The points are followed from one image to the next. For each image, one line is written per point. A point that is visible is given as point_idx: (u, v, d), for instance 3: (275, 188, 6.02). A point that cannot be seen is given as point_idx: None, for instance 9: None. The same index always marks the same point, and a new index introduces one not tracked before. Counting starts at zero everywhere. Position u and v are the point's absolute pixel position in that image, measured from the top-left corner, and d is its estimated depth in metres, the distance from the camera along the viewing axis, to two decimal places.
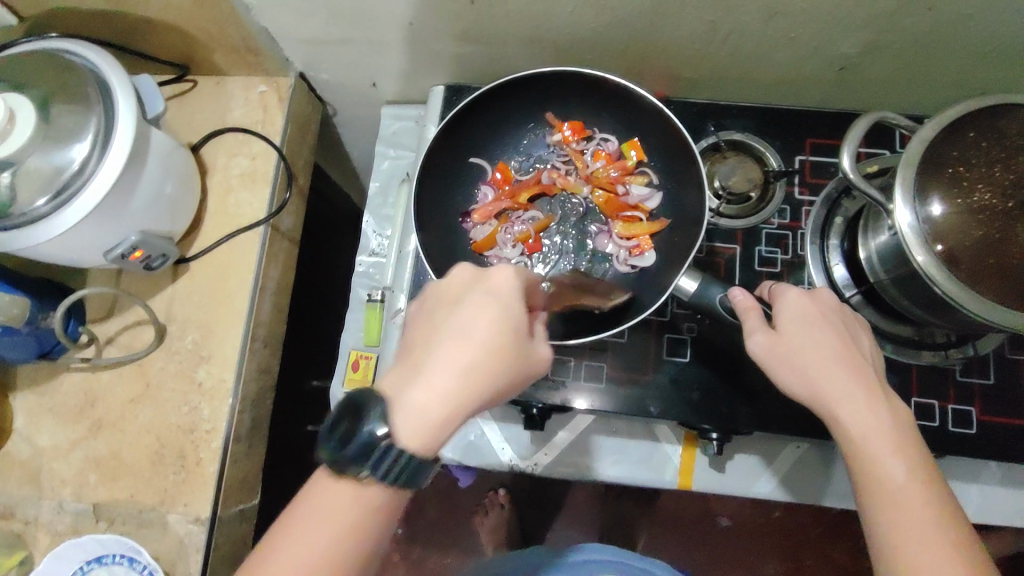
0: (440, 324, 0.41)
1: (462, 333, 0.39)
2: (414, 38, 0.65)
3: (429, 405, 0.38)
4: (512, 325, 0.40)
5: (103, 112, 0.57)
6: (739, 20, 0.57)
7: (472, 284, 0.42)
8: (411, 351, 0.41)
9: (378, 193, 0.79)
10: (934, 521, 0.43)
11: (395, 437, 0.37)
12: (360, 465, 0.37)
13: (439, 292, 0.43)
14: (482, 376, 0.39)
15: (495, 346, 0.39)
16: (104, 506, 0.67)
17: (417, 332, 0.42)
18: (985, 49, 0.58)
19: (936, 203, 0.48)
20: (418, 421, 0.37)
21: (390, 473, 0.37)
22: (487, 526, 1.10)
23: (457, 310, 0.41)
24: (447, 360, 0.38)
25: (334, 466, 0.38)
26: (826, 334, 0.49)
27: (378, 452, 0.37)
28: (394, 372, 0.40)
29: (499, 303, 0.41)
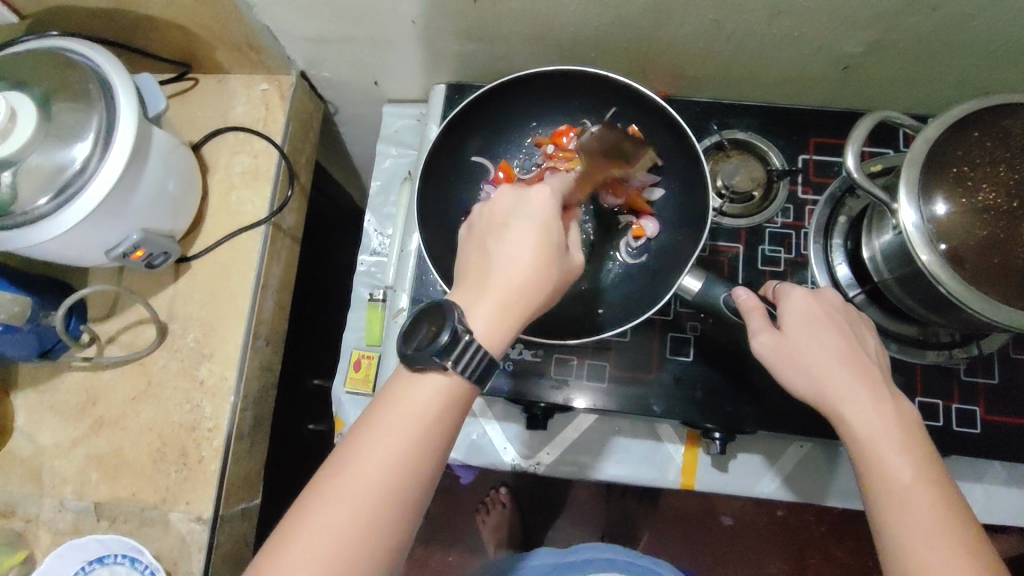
0: (491, 246, 0.46)
1: (512, 252, 0.45)
2: (416, 36, 0.65)
3: (495, 317, 0.44)
4: (554, 242, 0.46)
5: (104, 111, 0.57)
6: (742, 19, 0.57)
7: (514, 208, 0.47)
8: (470, 273, 0.46)
9: (380, 192, 0.79)
10: (942, 522, 0.43)
11: (472, 336, 0.42)
12: (441, 361, 0.42)
13: (484, 218, 0.48)
14: (535, 288, 0.44)
15: (542, 261, 0.45)
16: (105, 505, 0.67)
17: (472, 255, 0.47)
18: (990, 48, 0.58)
19: (940, 202, 0.48)
20: (487, 326, 0.43)
21: (469, 369, 0.42)
22: (488, 525, 1.10)
23: (504, 233, 0.46)
24: (504, 276, 0.44)
25: (412, 364, 0.43)
26: (831, 335, 0.49)
27: (456, 347, 0.42)
28: (461, 291, 0.46)
29: (541, 220, 0.46)
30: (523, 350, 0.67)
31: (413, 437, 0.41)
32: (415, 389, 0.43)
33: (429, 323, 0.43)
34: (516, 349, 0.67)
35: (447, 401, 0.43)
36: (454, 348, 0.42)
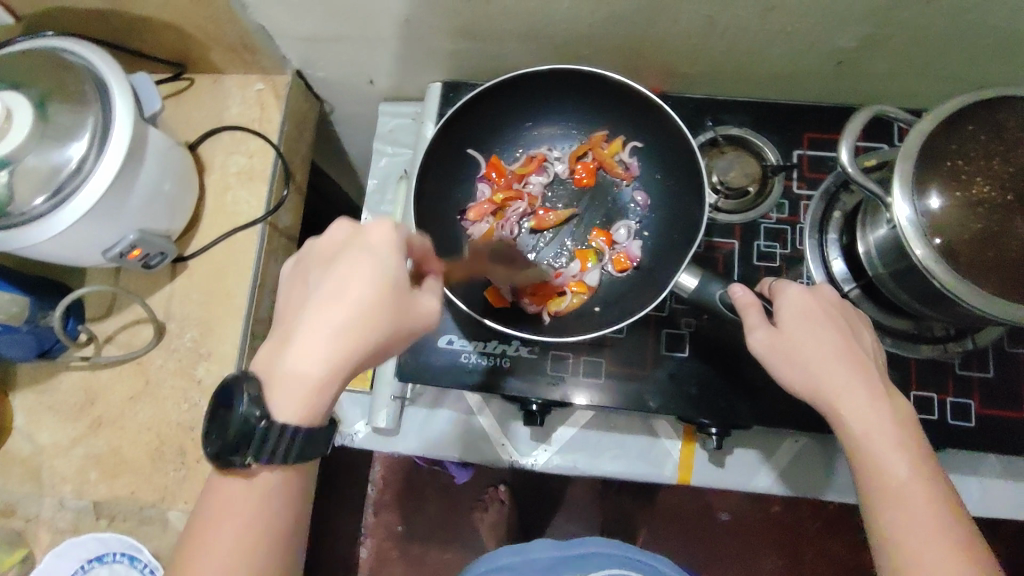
0: (310, 286, 0.44)
1: (333, 293, 0.42)
2: (409, 34, 0.65)
3: (309, 373, 0.42)
4: (386, 279, 0.43)
5: (100, 111, 0.57)
6: (735, 15, 0.57)
7: (345, 242, 0.45)
8: (285, 317, 0.44)
9: (376, 191, 0.79)
10: (937, 518, 0.44)
11: (274, 410, 0.41)
12: (242, 451, 0.42)
13: (317, 250, 0.46)
14: (356, 333, 0.42)
15: (365, 302, 0.42)
16: (105, 504, 0.67)
17: (293, 297, 0.45)
18: (982, 41, 0.58)
19: (935, 196, 0.48)
20: (298, 388, 0.41)
21: (276, 448, 0.42)
22: (487, 522, 1.11)
23: (330, 270, 0.44)
24: (319, 321, 0.42)
25: (218, 465, 0.43)
26: (828, 331, 0.49)
27: (256, 435, 0.41)
28: (269, 344, 0.43)
29: (373, 258, 0.43)
30: (519, 346, 0.67)
31: (252, 510, 0.43)
32: (220, 489, 0.44)
33: (226, 410, 0.42)
34: (512, 345, 0.67)
35: (270, 481, 0.44)
36: (256, 436, 0.41)
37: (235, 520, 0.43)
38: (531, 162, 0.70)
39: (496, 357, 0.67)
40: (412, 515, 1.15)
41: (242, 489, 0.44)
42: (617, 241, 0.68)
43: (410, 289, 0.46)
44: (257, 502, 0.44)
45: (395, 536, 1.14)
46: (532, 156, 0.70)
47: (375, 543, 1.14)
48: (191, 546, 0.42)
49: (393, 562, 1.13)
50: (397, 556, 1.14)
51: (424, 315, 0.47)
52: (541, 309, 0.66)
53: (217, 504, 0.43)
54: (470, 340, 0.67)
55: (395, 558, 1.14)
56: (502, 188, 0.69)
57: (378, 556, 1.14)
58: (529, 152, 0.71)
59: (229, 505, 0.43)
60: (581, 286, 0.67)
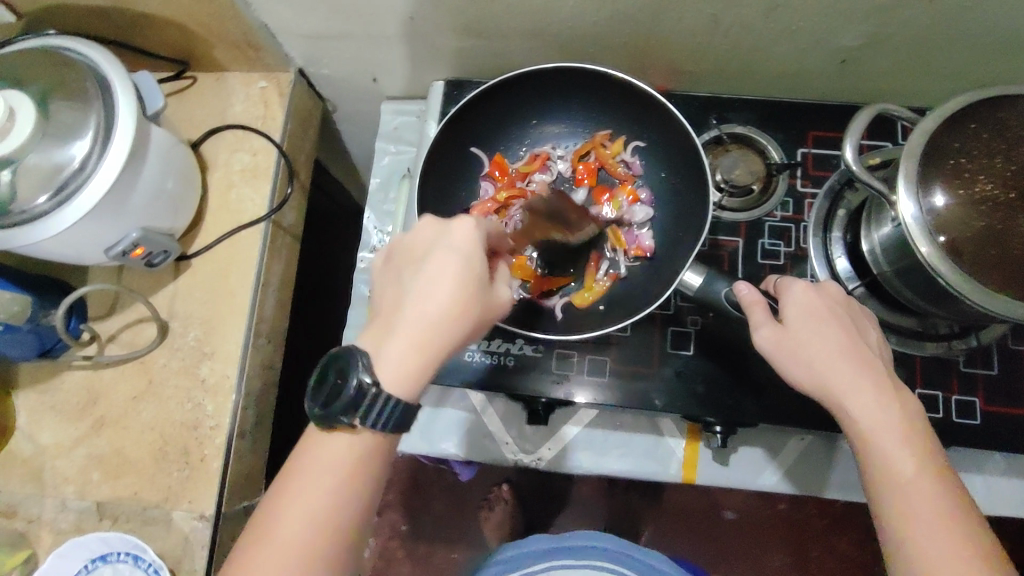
0: (406, 280, 0.44)
1: (428, 289, 0.43)
2: (413, 32, 0.65)
3: (409, 363, 0.42)
4: (475, 274, 0.44)
5: (103, 109, 0.57)
6: (740, 13, 0.57)
7: (434, 238, 0.45)
8: (383, 310, 0.45)
9: (379, 190, 0.79)
10: (945, 513, 0.44)
11: (381, 385, 0.41)
12: (349, 414, 0.41)
13: (404, 245, 0.46)
14: (451, 327, 0.43)
15: (458, 297, 0.43)
16: (108, 504, 0.67)
17: (389, 290, 0.45)
18: (986, 39, 0.58)
19: (940, 194, 0.48)
20: (400, 376, 0.42)
21: (381, 417, 0.41)
22: (492, 521, 1.12)
23: (421, 266, 0.44)
24: (419, 315, 0.42)
25: (323, 424, 0.42)
26: (833, 329, 0.49)
27: (365, 401, 0.41)
28: (369, 335, 0.44)
29: (463, 254, 0.44)
30: (523, 345, 0.67)
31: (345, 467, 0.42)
32: (322, 445, 0.43)
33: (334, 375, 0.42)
34: (517, 343, 0.67)
35: (368, 445, 0.43)
36: (366, 404, 0.41)
37: (331, 477, 0.42)
38: (534, 160, 0.70)
39: (500, 356, 0.66)
40: (417, 513, 1.14)
41: (344, 446, 0.43)
42: (625, 227, 0.68)
43: (491, 282, 0.46)
44: (354, 462, 0.43)
45: (400, 535, 1.14)
46: (535, 155, 0.70)
47: (380, 542, 1.14)
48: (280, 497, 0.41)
49: (400, 562, 1.14)
50: (403, 555, 1.14)
51: (503, 306, 0.47)
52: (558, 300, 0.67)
53: (316, 455, 0.42)
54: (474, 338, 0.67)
55: (402, 557, 1.14)
56: (506, 186, 0.68)
57: (384, 556, 1.14)
58: (533, 150, 0.71)
59: (328, 461, 0.42)
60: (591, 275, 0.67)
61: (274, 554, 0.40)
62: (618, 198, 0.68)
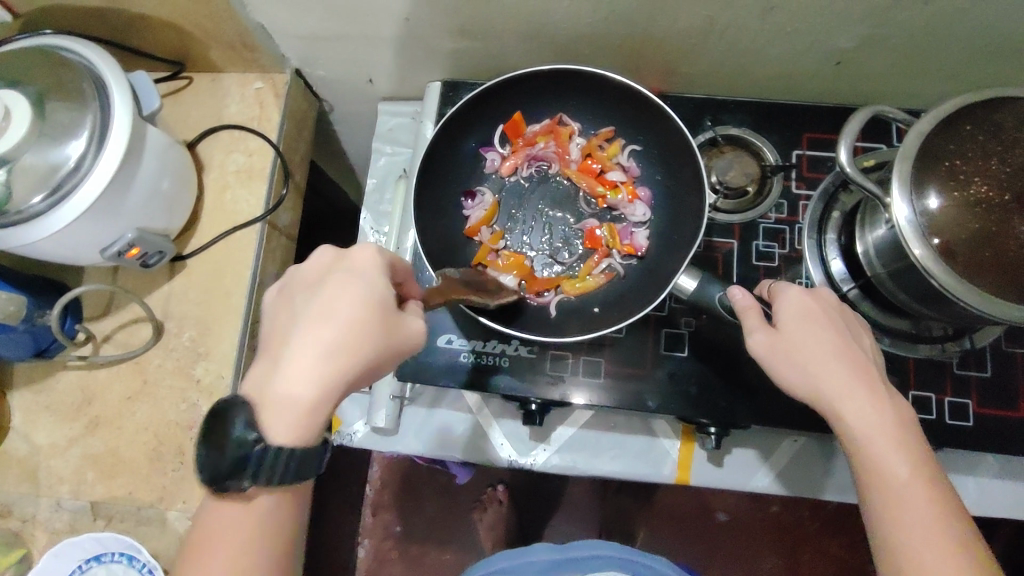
0: (298, 308, 0.43)
1: (320, 314, 0.42)
2: (410, 33, 0.65)
3: (300, 396, 0.40)
4: (375, 300, 0.43)
5: (98, 109, 0.57)
6: (736, 14, 0.57)
7: (331, 265, 0.44)
8: (272, 342, 0.43)
9: (375, 190, 0.78)
10: (938, 517, 0.44)
11: (268, 436, 0.40)
12: (238, 474, 0.40)
13: (299, 274, 0.45)
14: (344, 353, 0.41)
15: (354, 322, 0.42)
16: (102, 504, 0.67)
17: (278, 320, 0.44)
18: (979, 42, 0.58)
19: (934, 196, 0.48)
20: (287, 411, 0.40)
21: (272, 473, 0.40)
22: (486, 523, 1.12)
23: (315, 292, 0.43)
24: (309, 343, 0.41)
25: (213, 488, 0.42)
26: (827, 333, 0.49)
27: (249, 460, 0.40)
28: (257, 369, 0.42)
29: (360, 279, 0.43)
30: (518, 346, 0.67)
31: (245, 532, 0.42)
32: (219, 513, 0.43)
33: (218, 429, 0.40)
34: (511, 344, 0.67)
35: (264, 504, 0.43)
36: (248, 461, 0.40)
37: (229, 543, 0.42)
38: (550, 132, 0.69)
39: (495, 357, 0.67)
40: (411, 514, 1.15)
41: (240, 511, 0.43)
42: (619, 222, 0.69)
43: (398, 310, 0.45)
44: (257, 523, 0.43)
45: (394, 536, 1.14)
46: (551, 130, 0.69)
47: (373, 543, 1.14)
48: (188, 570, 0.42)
49: (393, 563, 1.13)
50: (396, 556, 1.14)
51: (415, 336, 0.46)
52: (550, 299, 0.67)
53: (213, 525, 0.42)
54: (469, 339, 0.67)
55: (394, 558, 1.14)
56: (513, 160, 0.69)
57: (377, 557, 1.14)
58: (542, 125, 0.69)
59: (228, 529, 0.42)
60: (584, 272, 0.68)
61: None
62: (617, 193, 0.68)
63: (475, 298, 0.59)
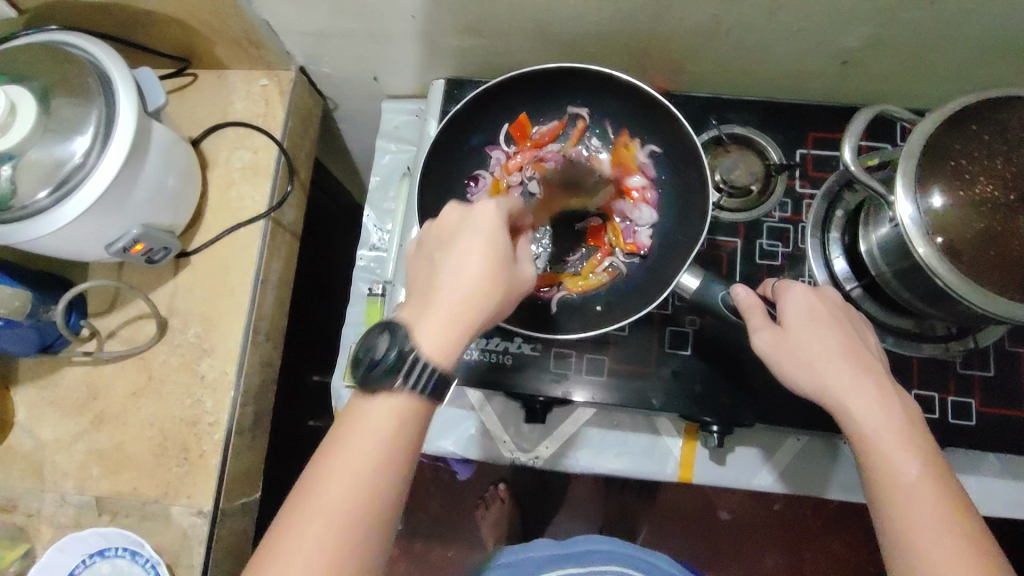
0: (437, 262, 0.45)
1: (456, 266, 0.44)
2: (416, 31, 0.65)
3: (444, 334, 0.42)
4: (502, 254, 0.45)
5: (104, 104, 0.57)
6: (742, 14, 0.57)
7: (459, 220, 0.46)
8: (417, 291, 0.45)
9: (378, 187, 0.79)
10: (946, 516, 0.44)
11: (421, 353, 0.41)
12: (390, 378, 0.41)
13: (433, 233, 0.47)
14: (479, 301, 0.43)
15: (489, 273, 0.44)
16: (107, 499, 0.67)
17: (420, 273, 0.46)
18: (983, 43, 0.58)
19: (938, 195, 0.48)
20: (437, 348, 0.42)
21: (422, 382, 0.41)
22: (488, 521, 1.12)
23: (449, 247, 0.45)
24: (452, 291, 0.43)
25: (364, 389, 0.42)
26: (833, 331, 0.49)
27: (405, 365, 0.40)
28: (406, 311, 0.44)
29: (487, 234, 0.45)
30: (521, 343, 0.67)
31: (386, 435, 0.41)
32: (366, 410, 0.41)
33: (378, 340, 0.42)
34: (514, 342, 0.67)
35: (409, 408, 0.42)
36: (404, 366, 0.40)
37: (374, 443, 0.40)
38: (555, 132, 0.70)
39: (498, 354, 0.67)
40: (413, 511, 1.15)
41: (383, 412, 0.41)
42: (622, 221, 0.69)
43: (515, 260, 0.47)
44: (395, 431, 0.41)
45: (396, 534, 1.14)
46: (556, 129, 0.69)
47: None
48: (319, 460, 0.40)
49: (395, 561, 1.13)
50: (399, 554, 1.14)
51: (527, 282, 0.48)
52: (553, 293, 0.67)
53: (355, 421, 0.41)
54: (471, 336, 0.67)
55: (398, 557, 1.14)
56: (519, 159, 0.69)
57: None
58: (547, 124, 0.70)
59: (368, 427, 0.41)
60: (588, 268, 0.68)
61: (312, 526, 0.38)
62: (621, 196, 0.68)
63: (574, 200, 0.67)
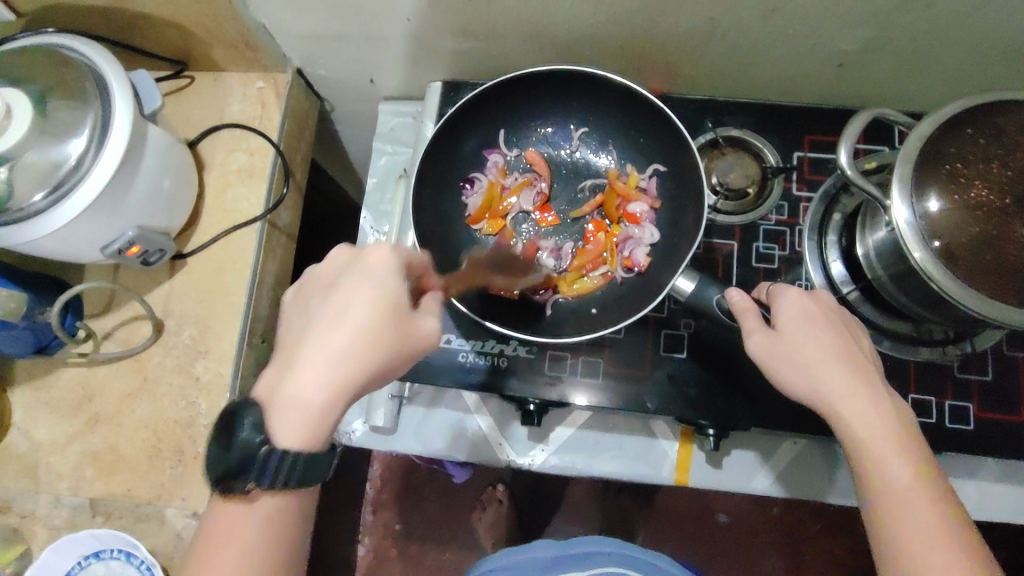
0: (313, 313, 0.44)
1: (331, 323, 0.43)
2: (411, 33, 0.65)
3: (314, 398, 0.41)
4: (387, 305, 0.44)
5: (100, 107, 0.57)
6: (737, 17, 0.57)
7: (343, 269, 0.45)
8: (288, 344, 0.44)
9: (376, 189, 0.78)
10: (941, 519, 0.44)
11: (274, 440, 0.41)
12: (246, 477, 0.41)
13: (316, 278, 0.47)
14: (357, 358, 0.42)
15: (372, 327, 0.43)
16: (101, 500, 0.67)
17: (295, 323, 0.45)
18: (981, 46, 0.58)
19: (934, 199, 0.48)
20: (298, 413, 0.41)
21: (278, 476, 0.41)
22: (486, 523, 1.11)
23: (331, 296, 0.44)
24: (320, 347, 0.42)
25: (221, 488, 0.42)
26: (826, 334, 0.49)
27: (257, 462, 0.41)
28: (273, 371, 0.43)
29: (372, 283, 0.44)
30: (517, 346, 0.67)
31: (258, 531, 0.43)
32: (228, 513, 0.43)
33: (228, 432, 0.42)
34: (510, 345, 0.67)
35: (268, 510, 0.43)
36: (256, 463, 0.41)
37: (238, 549, 0.42)
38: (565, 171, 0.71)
39: (494, 357, 0.67)
40: (410, 513, 1.15)
41: (246, 513, 0.43)
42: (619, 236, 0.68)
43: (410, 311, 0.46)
44: (263, 527, 0.43)
45: (393, 534, 1.14)
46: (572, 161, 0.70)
47: (374, 540, 1.14)
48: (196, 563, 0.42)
49: (391, 562, 1.13)
50: (396, 554, 1.13)
51: (423, 338, 0.47)
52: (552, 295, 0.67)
53: (220, 525, 0.43)
54: (468, 339, 0.67)
55: (394, 557, 1.13)
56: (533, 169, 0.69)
57: (377, 555, 1.14)
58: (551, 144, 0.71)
59: (232, 528, 0.42)
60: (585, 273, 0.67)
61: None
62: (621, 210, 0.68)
63: (499, 279, 0.64)
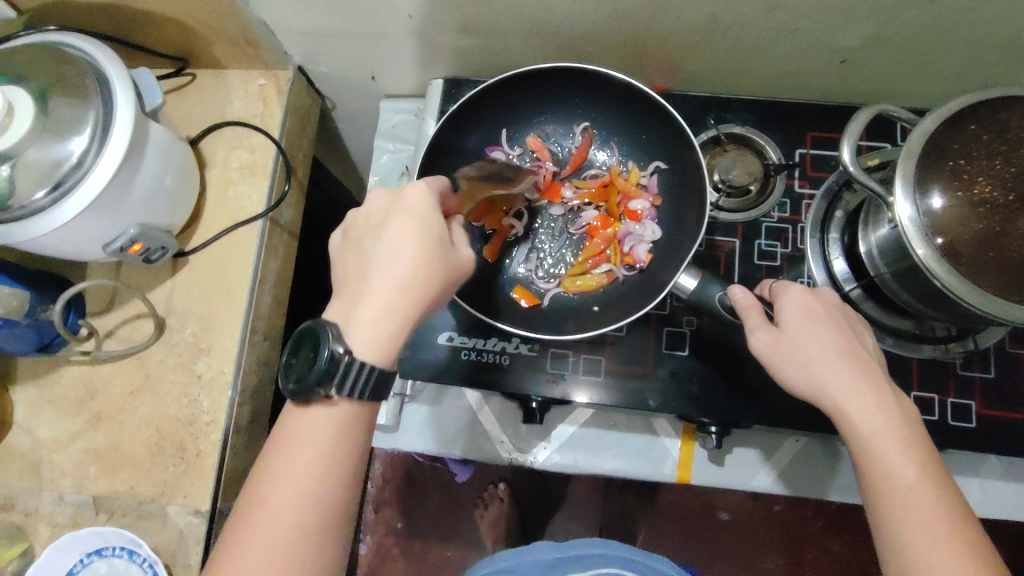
0: (367, 251, 0.47)
1: (387, 256, 0.45)
2: (413, 30, 0.65)
3: (381, 324, 0.45)
4: (433, 236, 0.46)
5: (102, 105, 0.57)
6: (739, 13, 0.57)
7: (389, 207, 0.47)
8: (350, 280, 0.47)
9: (378, 187, 0.79)
10: (944, 518, 0.44)
11: (352, 353, 0.43)
12: (323, 386, 0.43)
13: (361, 220, 0.48)
14: (415, 288, 0.45)
15: (421, 259, 0.45)
16: (104, 498, 0.67)
17: (351, 261, 0.48)
18: (984, 42, 0.58)
19: (937, 195, 0.48)
20: (369, 336, 0.44)
21: (357, 385, 0.43)
22: (487, 520, 1.13)
23: (381, 232, 0.46)
24: (384, 279, 0.45)
25: (298, 397, 0.44)
26: (829, 332, 0.49)
27: (337, 372, 0.43)
28: (339, 305, 0.46)
29: (416, 216, 0.46)
30: (519, 343, 0.67)
31: (330, 435, 0.45)
32: (304, 418, 0.45)
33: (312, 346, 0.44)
34: (512, 342, 0.67)
35: (346, 416, 0.45)
36: (338, 371, 0.43)
37: (310, 451, 0.44)
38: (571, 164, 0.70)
39: (495, 355, 0.67)
40: (412, 512, 1.15)
41: (322, 417, 0.45)
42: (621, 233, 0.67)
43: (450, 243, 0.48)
44: (336, 434, 0.45)
45: (396, 532, 1.15)
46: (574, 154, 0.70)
47: (376, 539, 1.15)
48: (268, 465, 0.44)
49: (394, 558, 1.15)
50: (398, 552, 1.14)
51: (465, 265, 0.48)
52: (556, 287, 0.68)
53: (295, 428, 0.45)
54: (469, 337, 0.67)
55: (397, 555, 1.15)
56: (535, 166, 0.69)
57: (379, 554, 1.15)
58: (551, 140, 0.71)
59: (308, 433, 0.44)
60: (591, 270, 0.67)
61: (256, 534, 0.42)
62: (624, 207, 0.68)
63: (499, 189, 0.61)
